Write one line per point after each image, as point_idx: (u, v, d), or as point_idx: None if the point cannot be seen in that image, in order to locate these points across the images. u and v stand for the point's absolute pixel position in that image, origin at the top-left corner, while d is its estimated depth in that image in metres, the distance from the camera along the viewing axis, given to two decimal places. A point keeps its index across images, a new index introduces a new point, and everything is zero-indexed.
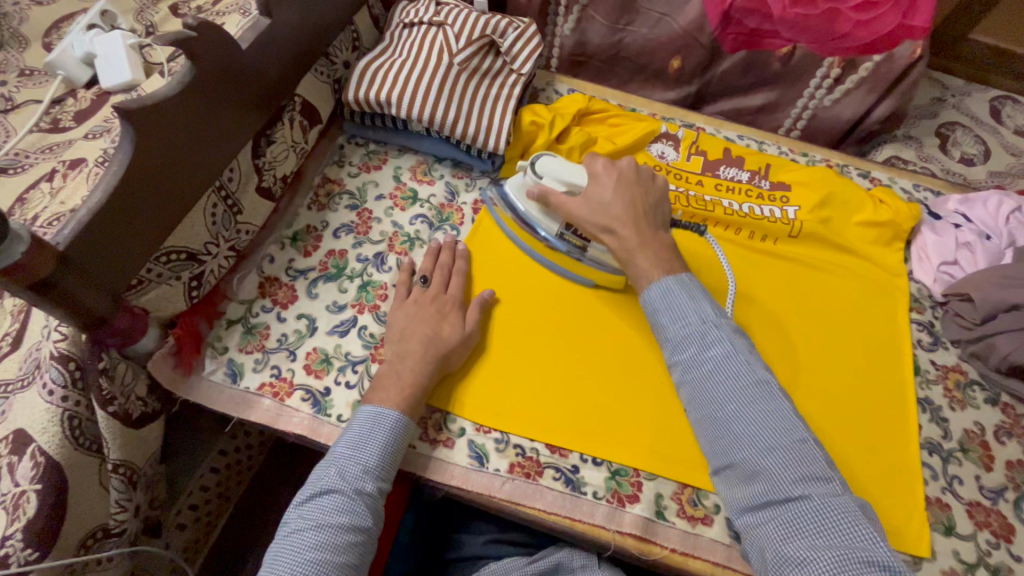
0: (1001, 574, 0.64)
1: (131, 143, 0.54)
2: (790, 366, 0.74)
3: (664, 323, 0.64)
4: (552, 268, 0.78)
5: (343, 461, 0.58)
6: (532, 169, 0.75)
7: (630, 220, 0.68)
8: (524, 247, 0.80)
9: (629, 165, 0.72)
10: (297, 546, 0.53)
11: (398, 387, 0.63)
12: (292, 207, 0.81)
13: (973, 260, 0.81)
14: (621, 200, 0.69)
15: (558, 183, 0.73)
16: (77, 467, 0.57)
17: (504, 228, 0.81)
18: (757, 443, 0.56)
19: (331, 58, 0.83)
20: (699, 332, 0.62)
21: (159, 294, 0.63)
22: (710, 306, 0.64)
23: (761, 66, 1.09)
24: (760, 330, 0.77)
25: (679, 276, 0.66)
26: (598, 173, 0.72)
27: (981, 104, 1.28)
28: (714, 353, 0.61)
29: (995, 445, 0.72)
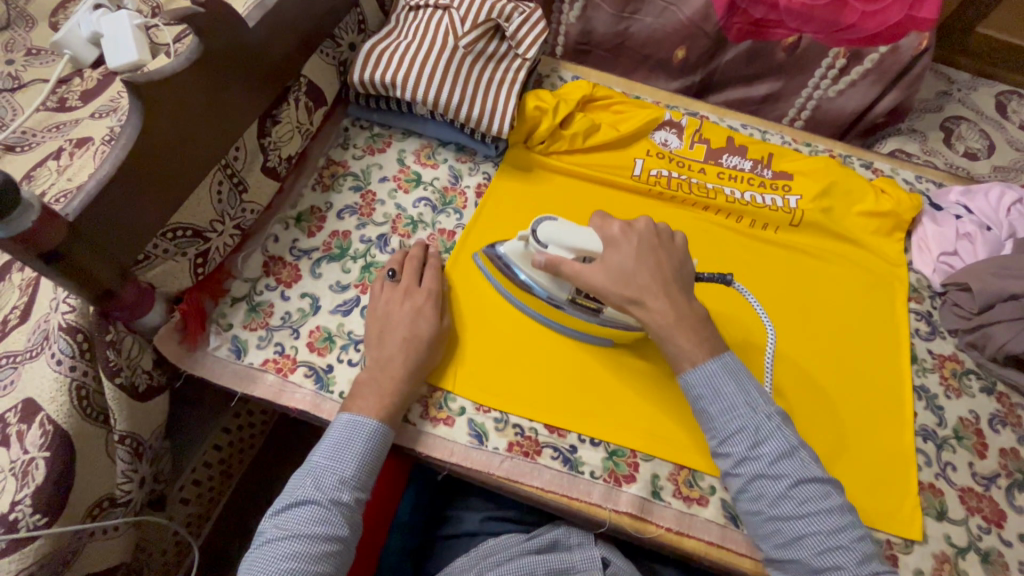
0: (991, 558, 0.65)
1: (139, 117, 0.54)
2: (817, 404, 0.72)
3: (711, 413, 0.61)
4: (560, 331, 0.73)
5: (320, 471, 0.57)
6: (534, 239, 0.67)
7: (660, 289, 0.63)
8: (523, 307, 0.74)
9: (646, 227, 0.67)
10: (272, 556, 0.53)
11: (377, 396, 0.62)
12: (297, 187, 0.81)
13: (973, 251, 0.82)
14: (647, 267, 0.64)
15: (566, 250, 0.65)
16: (84, 437, 0.58)
17: (505, 292, 0.75)
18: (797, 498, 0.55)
19: (337, 40, 0.83)
20: (748, 421, 0.59)
21: (165, 270, 0.64)
22: (756, 388, 0.61)
23: (767, 56, 1.09)
24: (791, 391, 0.72)
25: (722, 357, 0.62)
26: (616, 237, 0.66)
27: (986, 99, 1.27)
28: (768, 449, 0.57)
29: (989, 433, 0.73)
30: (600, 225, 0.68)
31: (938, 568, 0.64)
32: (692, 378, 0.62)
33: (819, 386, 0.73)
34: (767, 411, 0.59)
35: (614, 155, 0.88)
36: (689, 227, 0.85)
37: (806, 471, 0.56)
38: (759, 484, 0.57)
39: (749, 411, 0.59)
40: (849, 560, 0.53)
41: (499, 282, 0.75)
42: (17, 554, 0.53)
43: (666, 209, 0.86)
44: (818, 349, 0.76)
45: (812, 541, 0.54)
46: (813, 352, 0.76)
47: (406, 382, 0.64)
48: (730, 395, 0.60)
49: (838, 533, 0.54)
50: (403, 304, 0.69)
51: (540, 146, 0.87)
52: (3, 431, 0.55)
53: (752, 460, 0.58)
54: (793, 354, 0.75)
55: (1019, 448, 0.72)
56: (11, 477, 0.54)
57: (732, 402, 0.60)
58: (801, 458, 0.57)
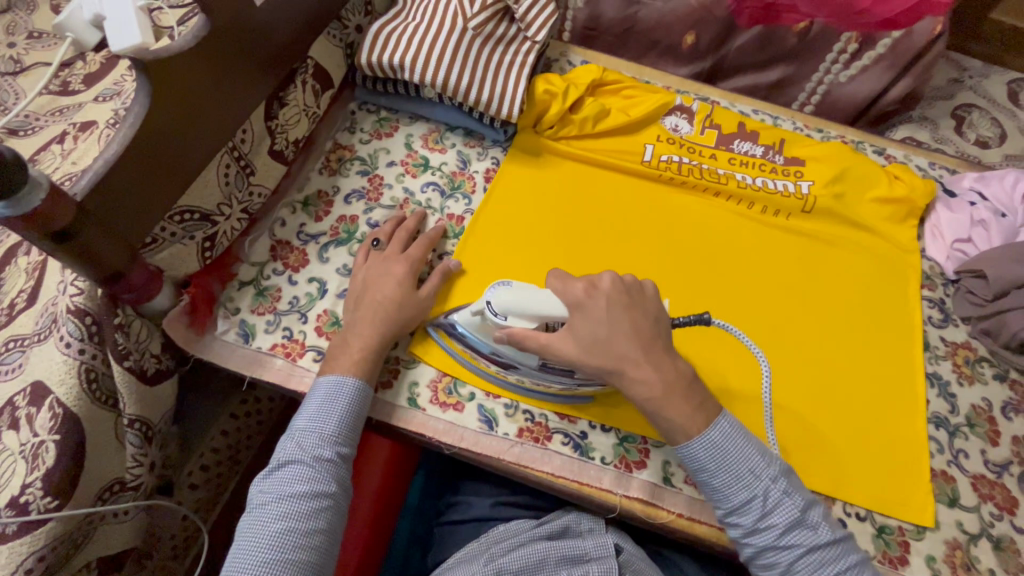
0: (1002, 545, 0.65)
1: (147, 95, 0.54)
2: (817, 457, 0.67)
3: (715, 485, 0.58)
4: (497, 383, 0.67)
5: (301, 432, 0.58)
6: (489, 310, 0.61)
7: (642, 356, 0.58)
8: (457, 355, 0.68)
9: (612, 284, 0.61)
10: (261, 519, 0.53)
11: (349, 355, 0.63)
12: (304, 172, 0.80)
13: (987, 237, 0.81)
14: (621, 331, 0.59)
15: (529, 320, 0.60)
16: (94, 421, 0.58)
17: (470, 365, 0.68)
18: (809, 564, 0.54)
19: (343, 22, 0.82)
20: (755, 489, 0.56)
21: (172, 253, 0.63)
22: (758, 453, 0.58)
23: (778, 41, 1.07)
24: (793, 444, 0.68)
25: (719, 424, 0.58)
26: (580, 301, 0.60)
27: (999, 87, 1.26)
28: (778, 519, 0.55)
29: (1002, 421, 0.72)
30: (562, 288, 0.61)
31: (951, 554, 0.64)
32: (690, 450, 0.58)
33: (803, 418, 0.69)
34: (772, 476, 0.57)
35: (624, 140, 0.87)
36: (699, 213, 0.84)
37: (815, 539, 0.55)
38: (771, 553, 0.55)
39: (753, 480, 0.56)
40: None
41: (434, 332, 0.69)
42: (29, 536, 0.53)
43: (678, 195, 0.86)
44: (807, 386, 0.72)
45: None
46: (802, 388, 0.71)
47: (382, 338, 0.64)
48: (734, 464, 0.57)
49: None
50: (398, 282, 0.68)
51: (549, 131, 0.86)
52: (13, 414, 0.55)
53: (762, 532, 0.56)
54: (779, 394, 0.71)
55: None
56: (22, 460, 0.54)
57: (736, 471, 0.57)
58: (809, 524, 0.55)
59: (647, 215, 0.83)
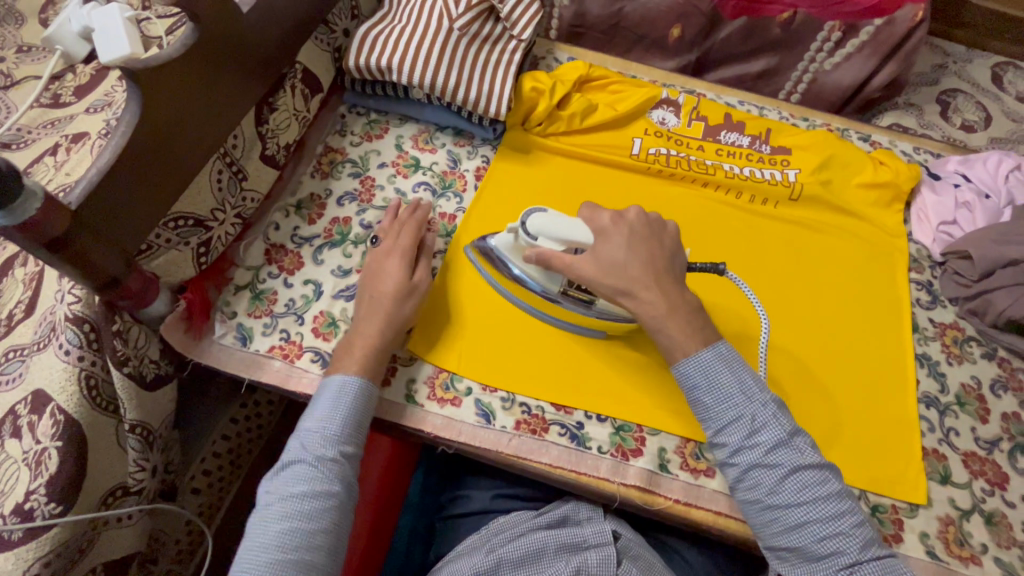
0: (994, 519, 0.66)
1: (139, 103, 0.54)
2: (814, 397, 0.71)
3: (706, 403, 0.60)
4: (521, 305, 0.73)
5: (306, 433, 0.59)
6: (523, 230, 0.66)
7: (652, 280, 0.62)
8: (490, 279, 0.74)
9: (638, 216, 0.66)
10: (267, 520, 0.54)
11: (352, 356, 0.63)
12: (296, 175, 0.81)
13: (972, 219, 0.83)
14: (638, 259, 0.63)
15: (557, 243, 0.64)
16: (96, 427, 0.58)
17: (499, 287, 0.74)
18: (792, 482, 0.56)
19: (331, 26, 0.83)
20: (743, 409, 0.58)
21: (168, 260, 0.64)
22: (752, 378, 0.60)
23: (763, 32, 1.08)
24: (787, 381, 0.71)
25: (716, 346, 0.61)
26: (606, 228, 0.64)
27: (982, 71, 1.27)
28: (765, 438, 0.57)
29: (991, 398, 0.73)
30: (591, 216, 0.66)
31: (943, 531, 0.65)
32: (687, 368, 0.61)
33: (801, 360, 0.73)
34: (764, 401, 0.59)
35: (613, 135, 0.88)
36: (688, 203, 0.85)
37: (801, 460, 0.56)
38: (756, 473, 0.57)
39: (743, 401, 0.59)
40: (851, 546, 0.54)
41: (469, 250, 0.76)
42: (34, 542, 0.54)
43: (666, 187, 0.87)
44: (804, 332, 0.76)
45: (810, 529, 0.55)
46: (801, 335, 0.75)
47: (383, 335, 0.65)
48: (726, 385, 0.59)
49: (833, 520, 0.55)
50: (399, 271, 0.69)
51: (537, 128, 0.87)
52: (15, 422, 0.56)
53: (748, 450, 0.57)
54: (778, 335, 0.75)
55: (1021, 411, 0.73)
56: (26, 467, 0.55)
57: (728, 391, 0.59)
58: (796, 447, 0.57)
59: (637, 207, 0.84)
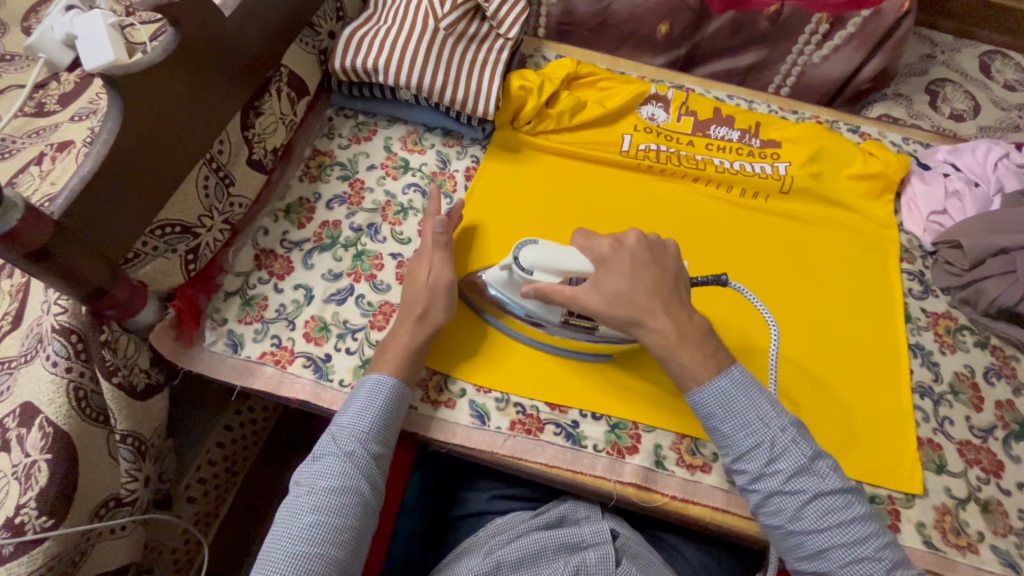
0: (991, 507, 0.66)
1: (120, 110, 0.54)
2: (828, 410, 0.70)
3: (724, 431, 0.59)
4: (522, 339, 0.71)
5: (338, 428, 0.59)
6: (516, 265, 0.64)
7: (659, 308, 0.61)
8: (486, 316, 0.72)
9: (637, 241, 0.65)
10: (296, 511, 0.54)
11: (394, 354, 0.63)
12: (285, 179, 0.81)
13: (962, 208, 0.83)
14: (643, 286, 0.62)
15: (554, 275, 0.63)
16: (86, 438, 0.58)
17: (497, 324, 0.72)
18: (814, 508, 0.55)
19: (316, 29, 0.82)
20: (762, 436, 0.57)
21: (156, 267, 0.63)
22: (768, 402, 0.59)
23: (750, 26, 1.08)
24: (797, 393, 0.70)
25: (729, 372, 0.60)
26: (607, 257, 0.63)
27: (970, 60, 1.28)
28: (784, 466, 0.56)
29: (985, 386, 0.74)
30: (587, 245, 0.64)
31: (940, 520, 0.65)
32: (701, 397, 0.60)
33: (811, 372, 0.72)
34: (781, 425, 0.58)
35: (602, 132, 0.88)
36: (679, 198, 0.85)
37: (822, 486, 0.56)
38: (777, 499, 0.56)
39: (762, 428, 0.58)
40: (879, 568, 0.54)
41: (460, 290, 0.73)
42: (25, 556, 0.53)
43: (656, 183, 0.86)
44: (812, 341, 0.74)
45: (835, 554, 0.54)
46: (808, 346, 0.74)
47: (416, 335, 0.65)
48: (743, 411, 0.59)
49: (858, 545, 0.54)
50: (430, 271, 0.69)
51: (527, 127, 0.87)
52: (4, 436, 0.55)
53: (768, 477, 0.57)
54: (786, 349, 0.73)
55: (1014, 399, 0.73)
56: (15, 481, 0.54)
57: (745, 418, 0.58)
58: (817, 472, 0.56)
59: (628, 203, 0.84)
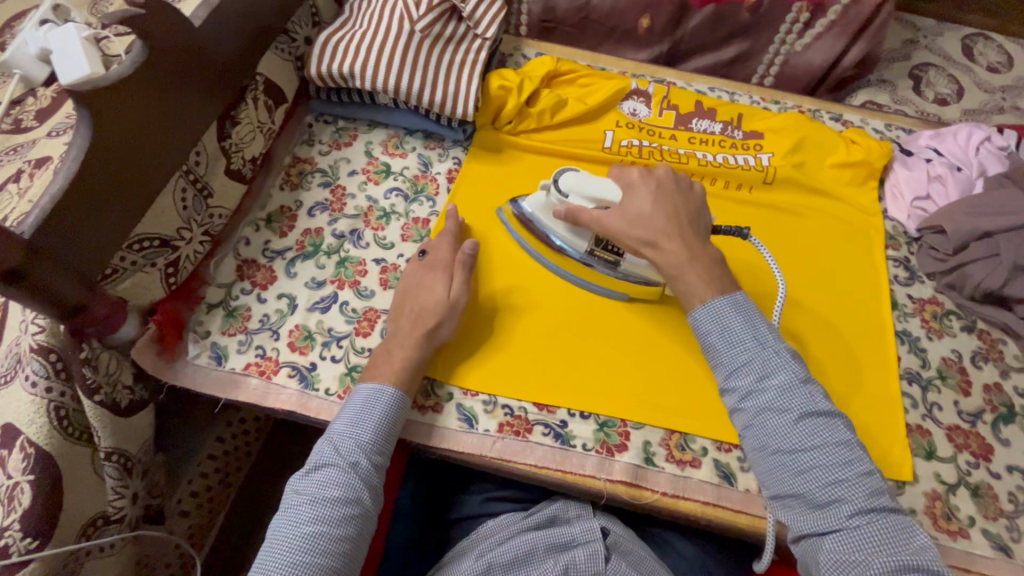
0: (981, 491, 0.66)
1: (88, 127, 0.53)
2: (831, 349, 0.73)
3: (718, 347, 0.60)
4: (550, 269, 0.76)
5: (339, 436, 0.58)
6: (556, 188, 0.70)
7: (675, 232, 0.65)
8: (523, 242, 0.77)
9: (666, 173, 0.70)
10: (295, 520, 0.54)
11: (389, 365, 0.63)
12: (265, 189, 0.80)
13: (945, 193, 0.83)
14: (663, 212, 0.66)
15: (587, 200, 0.69)
16: (69, 458, 0.58)
17: (530, 250, 0.77)
18: (800, 426, 0.55)
19: (291, 35, 0.81)
20: (756, 354, 0.58)
21: (135, 283, 0.63)
22: (767, 327, 0.60)
23: (732, 18, 1.08)
24: (804, 331, 0.74)
25: (732, 296, 0.62)
26: (635, 183, 0.69)
27: (953, 44, 1.28)
28: (775, 381, 0.57)
29: (972, 370, 0.74)
30: (620, 175, 0.71)
31: (930, 506, 0.65)
32: (701, 314, 0.62)
33: (819, 314, 0.76)
34: (778, 348, 0.58)
35: (584, 129, 0.88)
36: None
37: (811, 406, 0.55)
38: (765, 415, 0.56)
39: (756, 345, 0.58)
40: (858, 492, 0.52)
41: (503, 213, 0.79)
42: None
43: None
44: (818, 283, 0.78)
45: (816, 474, 0.53)
46: (817, 289, 0.78)
47: (419, 352, 0.64)
48: (738, 329, 0.60)
49: (840, 467, 0.53)
50: (448, 288, 0.68)
51: (508, 126, 0.86)
52: None
53: (758, 392, 0.57)
54: (796, 291, 0.77)
55: (1002, 381, 0.73)
56: None
57: (740, 334, 0.59)
58: (809, 394, 0.56)
59: None
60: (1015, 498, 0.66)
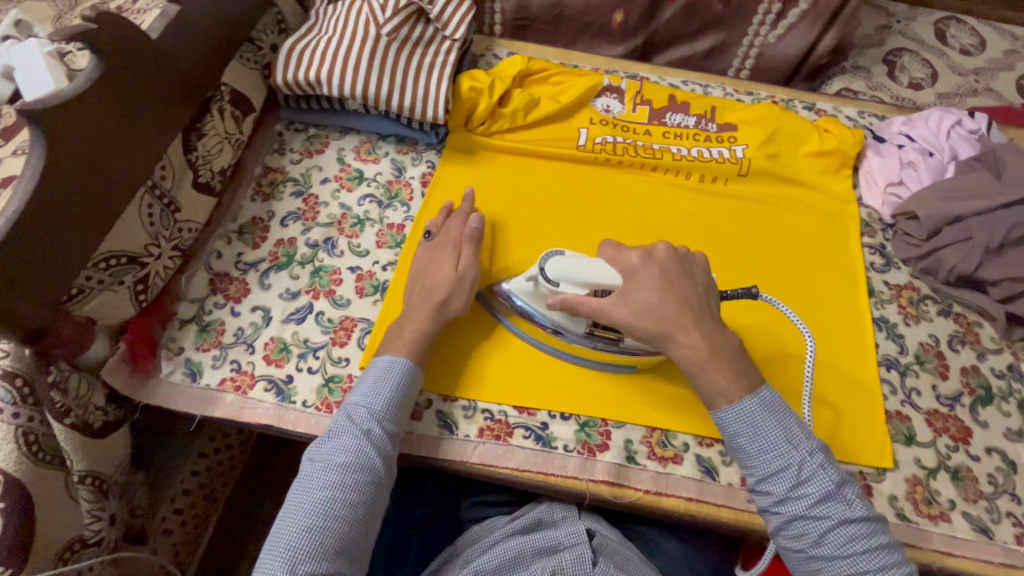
0: (961, 475, 0.67)
1: (43, 146, 0.52)
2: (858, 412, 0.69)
3: (748, 450, 0.58)
4: (543, 350, 0.70)
5: (354, 407, 0.59)
6: (543, 277, 0.64)
7: (690, 323, 0.61)
8: (509, 325, 0.71)
9: (666, 253, 0.65)
10: (311, 485, 0.55)
11: (401, 339, 0.64)
12: (236, 201, 0.79)
13: (917, 178, 0.83)
14: (673, 300, 0.62)
15: (581, 287, 0.63)
16: (39, 482, 0.57)
17: (518, 331, 0.71)
18: (837, 534, 0.54)
19: (256, 44, 0.80)
20: (790, 459, 0.56)
21: (103, 302, 0.62)
22: (797, 425, 0.58)
23: (704, 10, 1.08)
24: (833, 395, 0.70)
25: (759, 392, 0.59)
26: (636, 268, 0.63)
27: (926, 28, 1.28)
28: (811, 489, 0.55)
29: (949, 354, 0.74)
30: (615, 256, 0.65)
31: (911, 491, 0.65)
32: (729, 415, 0.59)
33: (843, 371, 0.72)
34: (809, 449, 0.57)
35: (558, 127, 0.87)
36: (638, 190, 0.84)
37: (847, 513, 0.54)
38: (800, 524, 0.55)
39: (790, 450, 0.57)
40: None
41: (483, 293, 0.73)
42: None
43: (614, 174, 0.86)
44: (837, 337, 0.74)
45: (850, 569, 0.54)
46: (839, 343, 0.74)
47: (432, 327, 0.65)
48: (770, 433, 0.57)
49: (879, 574, 0.53)
50: (456, 264, 0.68)
51: (480, 128, 0.86)
52: None
53: (793, 500, 0.55)
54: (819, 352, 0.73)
55: (979, 364, 0.74)
56: None
57: (773, 440, 0.57)
58: (844, 499, 0.55)
59: (586, 198, 0.83)
60: (994, 479, 0.67)
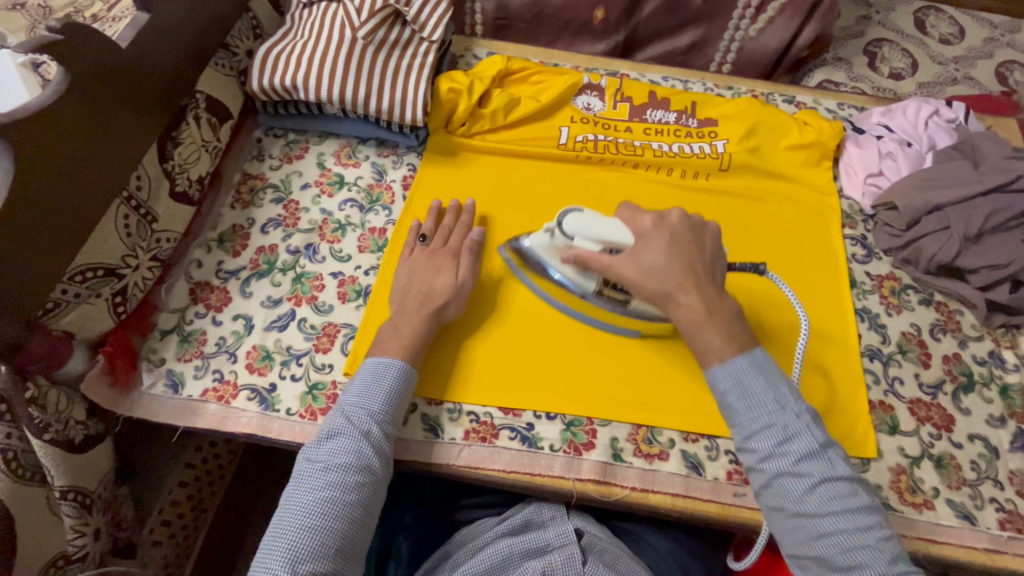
0: (944, 462, 0.67)
1: (10, 159, 0.51)
2: (847, 377, 0.71)
3: (735, 407, 0.58)
4: (557, 307, 0.73)
5: (351, 407, 0.59)
6: (560, 231, 0.66)
7: (692, 285, 0.61)
8: (527, 280, 0.74)
9: (681, 218, 0.65)
10: (309, 486, 0.55)
11: (397, 339, 0.64)
12: (215, 209, 0.79)
13: (896, 168, 0.84)
14: (679, 262, 0.62)
15: (594, 243, 0.64)
16: (20, 499, 0.58)
17: (535, 288, 0.73)
18: (820, 491, 0.54)
19: (231, 50, 0.80)
20: (775, 418, 0.56)
21: (80, 315, 0.61)
22: (786, 386, 0.58)
23: (683, 5, 1.08)
24: (830, 362, 0.72)
25: (751, 353, 0.59)
26: (649, 230, 0.64)
27: (905, 18, 1.29)
28: (795, 446, 0.55)
29: (931, 342, 0.75)
30: (632, 218, 0.66)
31: (895, 480, 0.66)
32: (721, 372, 0.59)
33: (835, 337, 0.74)
34: (797, 410, 0.56)
35: (540, 126, 0.87)
36: (620, 186, 0.84)
37: (829, 472, 0.54)
38: (783, 480, 0.55)
39: (777, 409, 0.56)
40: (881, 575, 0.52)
41: (503, 250, 0.75)
42: None
43: (596, 172, 0.86)
44: (827, 304, 0.76)
45: (836, 540, 0.53)
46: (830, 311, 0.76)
47: (426, 327, 0.65)
48: (756, 391, 0.57)
49: (862, 532, 0.52)
50: (455, 274, 0.69)
51: (461, 129, 0.85)
52: None
53: (778, 456, 0.55)
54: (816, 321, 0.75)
55: (961, 352, 0.75)
56: None
57: (759, 399, 0.57)
58: (828, 458, 0.55)
59: (569, 196, 0.83)
60: (977, 466, 0.67)
